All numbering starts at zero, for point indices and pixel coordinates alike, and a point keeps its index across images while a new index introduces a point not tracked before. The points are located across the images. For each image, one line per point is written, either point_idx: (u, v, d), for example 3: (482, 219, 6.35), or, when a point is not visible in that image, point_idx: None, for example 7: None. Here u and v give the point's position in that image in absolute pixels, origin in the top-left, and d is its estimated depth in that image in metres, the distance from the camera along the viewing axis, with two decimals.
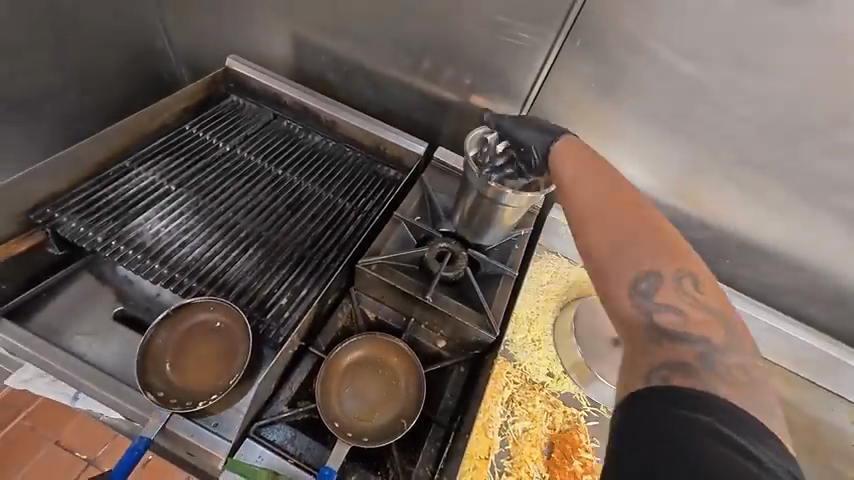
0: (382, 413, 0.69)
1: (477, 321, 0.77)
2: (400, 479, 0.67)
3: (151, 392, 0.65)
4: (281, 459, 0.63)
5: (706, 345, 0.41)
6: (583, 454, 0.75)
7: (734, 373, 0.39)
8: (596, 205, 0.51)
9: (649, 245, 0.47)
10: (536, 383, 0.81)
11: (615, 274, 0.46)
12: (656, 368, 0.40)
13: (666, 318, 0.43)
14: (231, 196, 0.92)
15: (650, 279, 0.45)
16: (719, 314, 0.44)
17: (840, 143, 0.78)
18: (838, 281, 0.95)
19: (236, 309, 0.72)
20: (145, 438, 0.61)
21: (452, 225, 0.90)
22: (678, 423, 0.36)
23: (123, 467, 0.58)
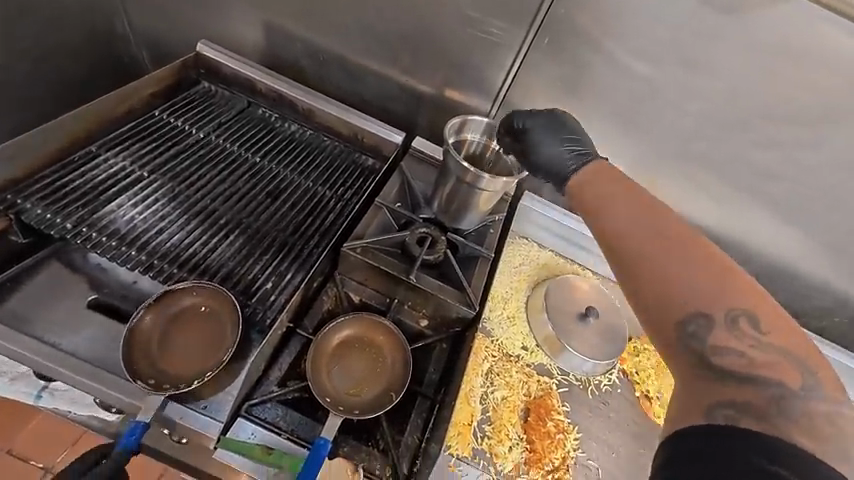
0: (370, 387, 0.73)
1: (457, 298, 0.81)
2: (390, 448, 0.69)
3: (141, 380, 0.64)
4: (273, 435, 0.65)
5: (779, 389, 0.40)
6: (555, 416, 0.82)
7: (817, 424, 0.38)
8: (637, 237, 0.50)
9: (701, 279, 0.45)
10: (512, 356, 0.88)
11: (666, 312, 0.46)
12: (717, 407, 0.41)
13: (728, 359, 0.43)
14: (208, 184, 0.91)
15: (702, 319, 0.44)
16: (791, 357, 0.42)
17: (766, 136, 0.90)
18: (766, 259, 1.09)
19: (222, 292, 0.72)
20: (141, 423, 0.61)
21: (432, 211, 0.94)
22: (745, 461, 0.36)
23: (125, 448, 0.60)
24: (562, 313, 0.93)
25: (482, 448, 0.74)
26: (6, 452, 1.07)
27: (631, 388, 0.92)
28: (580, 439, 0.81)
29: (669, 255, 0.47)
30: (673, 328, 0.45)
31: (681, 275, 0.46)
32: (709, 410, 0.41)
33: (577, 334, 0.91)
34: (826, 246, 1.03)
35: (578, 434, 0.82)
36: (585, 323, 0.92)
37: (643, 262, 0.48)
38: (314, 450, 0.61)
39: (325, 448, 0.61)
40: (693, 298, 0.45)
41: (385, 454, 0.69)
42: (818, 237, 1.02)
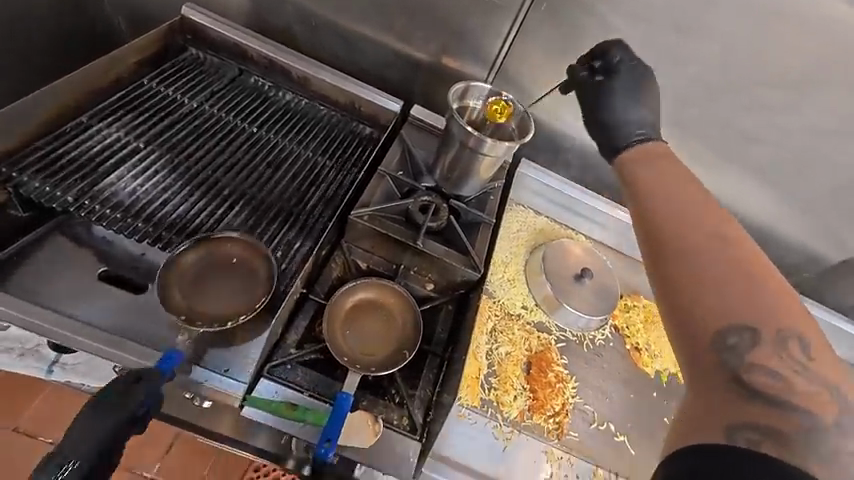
0: (383, 346, 0.76)
1: (462, 262, 0.85)
2: (405, 401, 0.74)
3: (175, 314, 0.68)
4: (296, 393, 0.69)
5: (808, 417, 0.39)
6: (555, 367, 0.88)
7: (841, 460, 0.37)
8: (685, 238, 0.49)
9: (749, 291, 0.44)
10: (513, 315, 0.93)
11: (705, 318, 0.44)
12: (739, 429, 0.39)
13: (763, 380, 0.41)
14: (207, 155, 0.89)
15: (744, 333, 0.42)
16: (830, 390, 0.41)
17: (752, 99, 0.94)
18: (748, 224, 1.15)
19: (253, 244, 0.74)
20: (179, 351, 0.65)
21: (434, 179, 0.96)
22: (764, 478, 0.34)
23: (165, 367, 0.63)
24: (559, 275, 0.98)
25: (489, 399, 0.81)
26: (12, 430, 1.07)
27: (622, 341, 0.99)
28: (577, 387, 0.88)
29: (714, 268, 0.45)
30: (710, 336, 0.43)
31: (721, 290, 0.44)
32: (728, 430, 0.39)
33: (574, 293, 0.97)
34: (801, 208, 1.10)
35: (576, 383, 0.89)
36: (581, 283, 0.98)
37: (682, 267, 0.47)
38: (337, 403, 0.65)
39: (347, 401, 0.65)
40: (731, 314, 0.43)
41: (401, 406, 0.74)
42: (794, 200, 1.08)
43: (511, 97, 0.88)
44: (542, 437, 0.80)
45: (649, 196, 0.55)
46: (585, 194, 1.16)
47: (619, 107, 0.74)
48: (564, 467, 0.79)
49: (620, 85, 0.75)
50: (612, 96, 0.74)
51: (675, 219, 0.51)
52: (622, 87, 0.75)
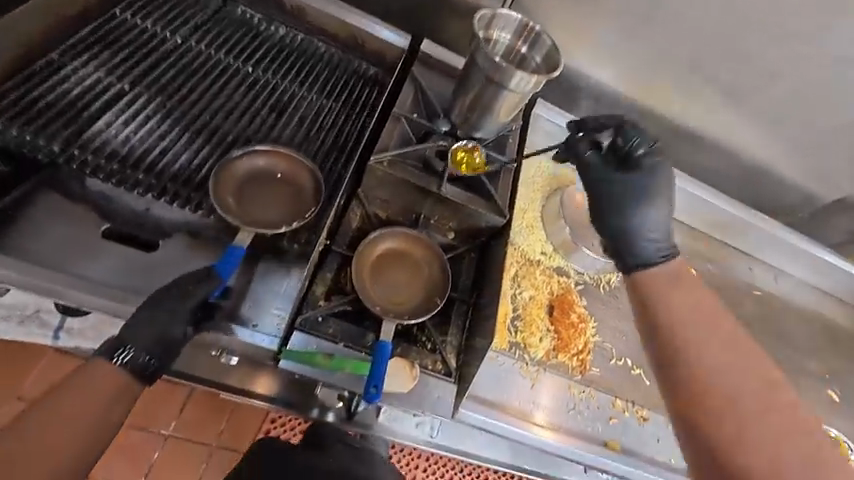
0: (413, 296, 0.75)
1: (487, 208, 0.82)
2: (436, 348, 0.74)
3: (229, 216, 0.68)
4: (331, 344, 0.68)
5: None
6: (577, 308, 0.90)
7: None
8: None
9: None
10: (534, 260, 0.92)
11: None
12: None
13: None
14: (203, 98, 0.80)
15: None
16: None
17: None
18: None
19: (296, 160, 0.74)
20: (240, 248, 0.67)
21: (450, 122, 0.89)
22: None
23: (228, 265, 0.66)
24: (577, 219, 0.98)
25: (516, 340, 0.83)
26: (17, 400, 1.03)
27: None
28: (596, 327, 0.91)
29: None
30: None
31: (746, 401, 0.56)
32: None
33: (593, 236, 0.96)
34: None
35: (595, 323, 0.91)
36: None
37: (722, 388, 0.58)
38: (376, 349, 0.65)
39: (387, 349, 0.65)
40: None
41: (433, 352, 0.74)
42: None
43: (539, 28, 0.81)
44: (566, 373, 0.84)
45: (690, 332, 0.65)
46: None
47: (640, 209, 0.81)
48: (586, 400, 0.84)
49: (639, 182, 0.81)
50: (633, 180, 0.81)
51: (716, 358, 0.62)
52: (640, 187, 0.81)
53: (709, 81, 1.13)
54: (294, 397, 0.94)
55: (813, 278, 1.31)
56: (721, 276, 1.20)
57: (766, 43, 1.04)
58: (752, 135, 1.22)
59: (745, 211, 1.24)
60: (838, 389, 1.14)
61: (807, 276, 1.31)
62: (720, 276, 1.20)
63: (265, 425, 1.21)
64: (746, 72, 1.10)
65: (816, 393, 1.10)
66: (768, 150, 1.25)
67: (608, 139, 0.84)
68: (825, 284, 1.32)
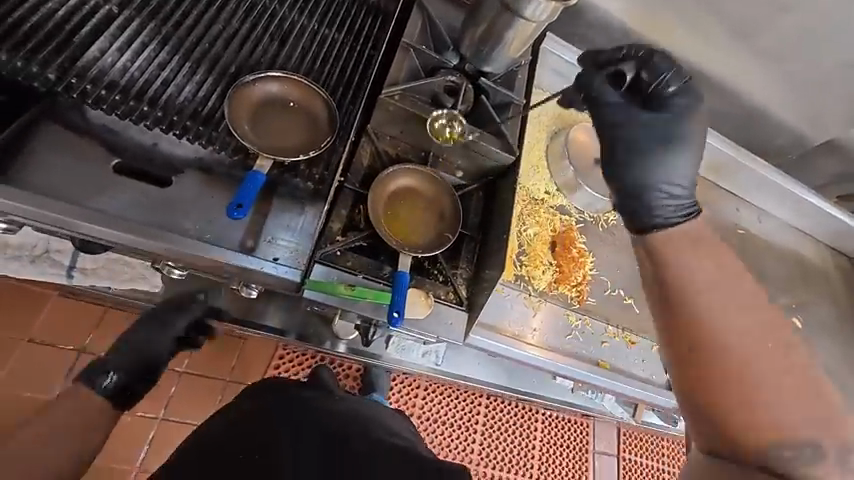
0: (426, 231, 0.78)
1: (499, 145, 0.82)
2: (448, 279, 0.79)
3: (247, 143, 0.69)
4: (350, 275, 0.71)
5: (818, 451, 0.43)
6: (578, 244, 0.95)
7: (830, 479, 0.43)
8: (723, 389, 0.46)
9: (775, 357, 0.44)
10: (537, 200, 0.96)
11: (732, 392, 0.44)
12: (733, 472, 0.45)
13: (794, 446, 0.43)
14: (199, 24, 0.75)
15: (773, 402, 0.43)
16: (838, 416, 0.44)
17: None
18: None
19: (307, 86, 0.75)
20: (259, 175, 0.68)
21: (459, 55, 0.87)
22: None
23: (248, 193, 0.67)
24: (582, 159, 1.00)
25: (521, 273, 0.88)
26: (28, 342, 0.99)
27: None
28: (594, 263, 0.96)
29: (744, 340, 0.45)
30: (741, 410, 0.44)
31: (791, 390, 0.44)
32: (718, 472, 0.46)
33: (596, 176, 0.99)
34: None
35: (593, 257, 0.97)
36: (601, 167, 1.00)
37: (757, 366, 0.44)
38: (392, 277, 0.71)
39: (405, 278, 0.69)
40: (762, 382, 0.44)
41: (446, 283, 0.78)
42: None
43: None
44: (566, 303, 0.91)
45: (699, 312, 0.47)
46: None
47: (661, 161, 0.67)
48: (582, 327, 0.91)
49: (672, 111, 0.69)
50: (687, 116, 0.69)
51: (750, 338, 0.45)
52: (672, 128, 0.68)
53: (719, 16, 1.10)
54: (308, 330, 0.99)
55: (790, 217, 1.39)
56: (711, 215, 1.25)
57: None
58: (753, 74, 1.22)
59: (740, 152, 1.26)
60: (803, 317, 1.26)
61: (787, 217, 1.39)
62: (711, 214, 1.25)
63: (274, 361, 1.20)
64: (758, 6, 1.07)
65: None
66: (766, 91, 1.26)
67: (630, 73, 0.71)
68: (802, 223, 1.40)
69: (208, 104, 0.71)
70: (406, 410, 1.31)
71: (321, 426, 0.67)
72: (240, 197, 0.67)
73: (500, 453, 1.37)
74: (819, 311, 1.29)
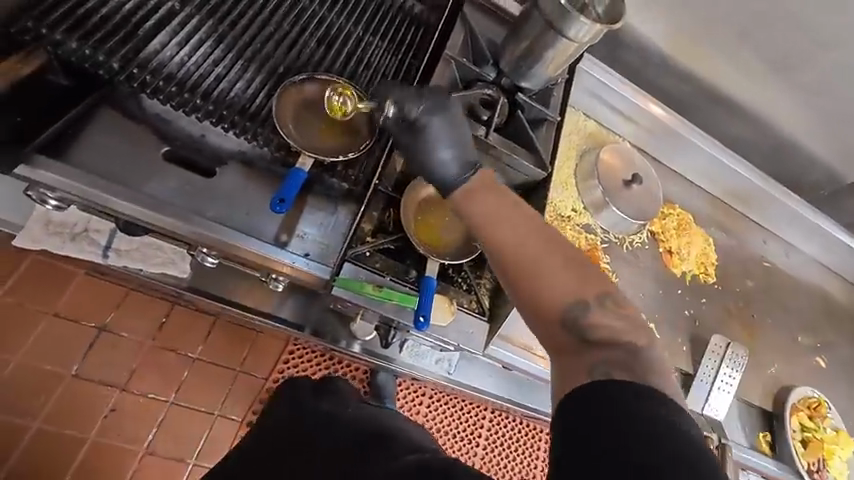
0: (455, 240, 0.79)
1: (531, 161, 0.84)
2: (471, 288, 0.79)
3: (292, 140, 0.71)
4: (379, 276, 0.72)
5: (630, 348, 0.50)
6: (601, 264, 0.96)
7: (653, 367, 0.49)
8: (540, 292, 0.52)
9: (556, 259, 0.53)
10: (565, 217, 0.97)
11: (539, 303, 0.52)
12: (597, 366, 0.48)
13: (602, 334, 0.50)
14: (253, 24, 0.78)
15: (579, 307, 0.51)
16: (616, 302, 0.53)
17: None
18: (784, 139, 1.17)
19: (351, 89, 0.77)
20: (301, 172, 0.70)
21: (498, 70, 0.89)
22: (630, 413, 0.43)
23: (291, 188, 0.68)
24: (611, 179, 1.00)
25: None
26: (53, 315, 1.02)
27: (656, 244, 1.07)
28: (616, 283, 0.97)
29: (525, 247, 0.54)
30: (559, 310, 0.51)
31: (571, 285, 0.52)
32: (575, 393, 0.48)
33: (624, 197, 1.00)
34: None
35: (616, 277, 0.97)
36: (629, 189, 1.01)
37: (541, 270, 0.53)
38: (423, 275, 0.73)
39: (432, 283, 0.70)
40: (556, 285, 0.52)
41: (469, 292, 0.79)
42: None
43: None
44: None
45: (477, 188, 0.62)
46: (641, 99, 1.10)
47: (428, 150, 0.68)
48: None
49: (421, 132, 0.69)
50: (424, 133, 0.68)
51: (523, 237, 0.54)
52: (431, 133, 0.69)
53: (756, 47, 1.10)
54: (324, 328, 1.00)
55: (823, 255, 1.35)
56: (735, 245, 1.24)
57: (820, 10, 1.02)
58: (788, 108, 1.21)
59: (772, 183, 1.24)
60: (827, 357, 1.22)
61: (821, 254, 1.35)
62: (735, 244, 1.24)
63: (284, 356, 1.21)
64: (798, 40, 1.07)
65: (807, 359, 1.18)
66: (800, 125, 1.25)
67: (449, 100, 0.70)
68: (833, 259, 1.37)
69: (256, 101, 0.74)
70: (410, 416, 1.31)
71: (348, 431, 0.69)
72: (283, 191, 0.68)
73: (502, 467, 1.36)
74: (842, 351, 1.26)
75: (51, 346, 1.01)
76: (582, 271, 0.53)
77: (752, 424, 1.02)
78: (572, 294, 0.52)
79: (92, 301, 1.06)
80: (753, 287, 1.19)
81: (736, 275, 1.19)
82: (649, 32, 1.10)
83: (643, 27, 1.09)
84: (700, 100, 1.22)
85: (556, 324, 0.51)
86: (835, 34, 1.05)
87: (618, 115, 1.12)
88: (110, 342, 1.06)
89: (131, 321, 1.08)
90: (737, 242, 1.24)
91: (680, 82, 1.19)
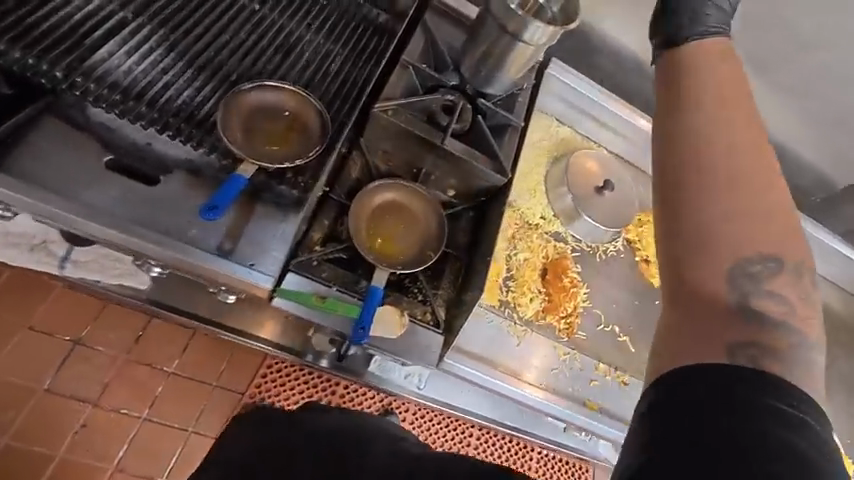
0: (410, 248, 0.76)
1: (490, 167, 0.81)
2: (427, 299, 0.76)
3: (234, 147, 0.70)
4: (324, 286, 0.70)
5: (798, 338, 0.41)
6: (569, 274, 0.90)
7: (812, 368, 0.40)
8: (724, 208, 0.42)
9: (760, 182, 0.43)
10: (532, 224, 0.93)
11: (711, 228, 0.42)
12: (744, 348, 0.39)
13: (769, 305, 0.41)
14: (208, 33, 0.78)
15: (764, 263, 0.41)
16: (797, 270, 0.43)
17: None
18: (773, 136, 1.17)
19: (303, 96, 0.76)
20: (241, 179, 0.68)
21: (461, 77, 0.87)
22: (744, 402, 0.36)
23: (225, 196, 0.67)
24: (579, 186, 0.97)
25: (506, 300, 0.84)
26: (29, 329, 1.00)
27: (633, 253, 1.01)
28: (587, 293, 0.92)
29: (731, 158, 0.44)
30: (730, 253, 0.41)
31: (760, 223, 0.42)
32: (728, 347, 0.39)
33: (595, 204, 0.96)
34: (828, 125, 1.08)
35: (587, 288, 0.92)
36: (601, 196, 0.97)
37: (728, 183, 0.43)
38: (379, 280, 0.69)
39: (377, 294, 0.68)
40: (750, 205, 0.42)
41: (424, 303, 0.76)
42: None
43: None
44: (553, 334, 0.86)
45: (703, 97, 0.47)
46: (616, 106, 1.08)
47: None
48: (571, 361, 0.86)
49: None
50: None
51: (746, 147, 0.44)
52: None
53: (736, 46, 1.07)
54: (289, 339, 0.97)
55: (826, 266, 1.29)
56: None
57: (797, 13, 1.00)
58: (773, 109, 1.17)
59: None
60: (823, 372, 1.16)
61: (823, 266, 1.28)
62: None
63: (262, 369, 1.16)
64: (776, 44, 1.05)
65: None
66: (787, 127, 1.20)
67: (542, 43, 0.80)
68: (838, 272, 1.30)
69: (205, 109, 0.73)
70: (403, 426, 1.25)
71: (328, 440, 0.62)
72: (218, 198, 0.67)
73: None
74: (839, 365, 1.19)
75: (19, 360, 0.99)
76: (790, 223, 0.43)
77: None
78: (759, 249, 0.42)
79: (68, 315, 1.04)
80: None
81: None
82: (621, 42, 1.12)
83: (615, 37, 1.11)
84: None
85: (729, 266, 0.41)
86: (815, 31, 1.02)
87: (593, 120, 1.08)
88: (87, 357, 1.03)
89: (106, 334, 1.05)
90: None
91: None
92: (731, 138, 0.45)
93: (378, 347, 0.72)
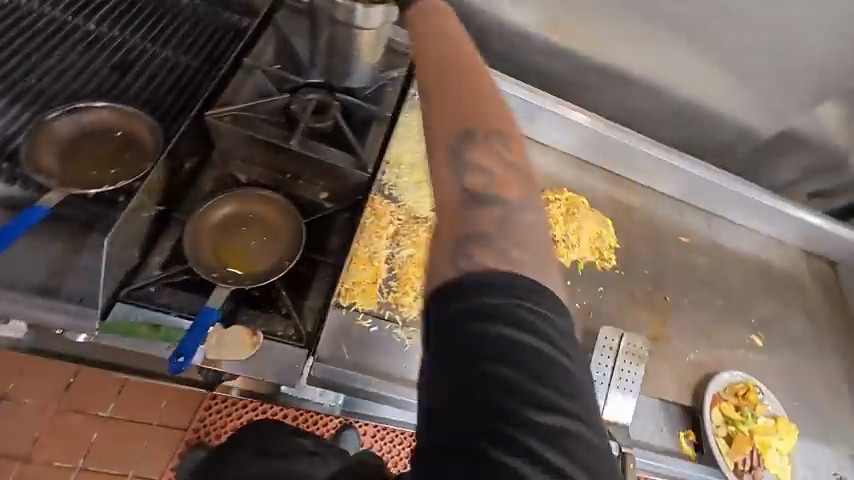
0: (264, 259, 0.71)
1: (351, 164, 0.75)
2: (290, 312, 0.70)
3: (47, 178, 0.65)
4: (159, 313, 0.63)
5: (508, 207, 0.45)
6: None
7: (519, 233, 0.43)
8: (441, 109, 0.49)
9: (467, 81, 0.51)
10: (420, 218, 0.87)
11: (431, 127, 0.49)
12: (461, 240, 0.41)
13: (480, 181, 0.46)
14: (27, 60, 0.74)
15: (467, 141, 0.47)
16: (510, 148, 0.49)
17: None
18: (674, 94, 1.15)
19: (130, 112, 0.71)
20: (42, 209, 0.61)
21: (319, 73, 0.82)
22: (479, 316, 0.36)
23: (17, 227, 0.59)
24: None
25: (387, 301, 0.79)
26: None
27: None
28: None
29: (443, 70, 0.52)
30: (445, 139, 0.48)
31: (462, 111, 0.49)
32: (452, 236, 0.42)
33: None
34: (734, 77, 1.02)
35: None
36: None
37: (443, 88, 0.51)
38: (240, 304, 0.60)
39: (210, 316, 0.61)
40: (458, 103, 0.50)
41: (287, 317, 0.70)
42: None
43: None
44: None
45: (435, 73, 0.52)
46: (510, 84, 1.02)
47: None
48: None
49: None
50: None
51: (450, 59, 0.54)
52: None
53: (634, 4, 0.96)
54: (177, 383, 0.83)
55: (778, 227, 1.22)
56: (646, 223, 1.12)
57: None
58: (683, 66, 1.10)
59: (679, 157, 1.13)
60: (765, 335, 1.09)
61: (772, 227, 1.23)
62: (646, 222, 1.12)
63: (205, 404, 1.04)
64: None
65: (737, 338, 1.05)
66: (701, 83, 1.13)
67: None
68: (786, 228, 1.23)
69: (18, 139, 0.68)
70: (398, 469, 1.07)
71: None
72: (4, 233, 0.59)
73: None
74: (782, 324, 1.13)
75: None
76: (499, 115, 0.50)
77: (672, 424, 0.89)
78: (465, 131, 0.48)
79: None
80: (668, 262, 1.08)
81: (652, 254, 1.08)
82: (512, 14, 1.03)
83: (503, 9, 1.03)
84: (586, 76, 1.13)
85: (445, 155, 0.47)
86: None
87: None
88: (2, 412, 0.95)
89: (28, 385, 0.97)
90: (650, 220, 1.13)
91: (559, 60, 1.10)
92: (443, 57, 0.54)
93: (232, 366, 0.66)
